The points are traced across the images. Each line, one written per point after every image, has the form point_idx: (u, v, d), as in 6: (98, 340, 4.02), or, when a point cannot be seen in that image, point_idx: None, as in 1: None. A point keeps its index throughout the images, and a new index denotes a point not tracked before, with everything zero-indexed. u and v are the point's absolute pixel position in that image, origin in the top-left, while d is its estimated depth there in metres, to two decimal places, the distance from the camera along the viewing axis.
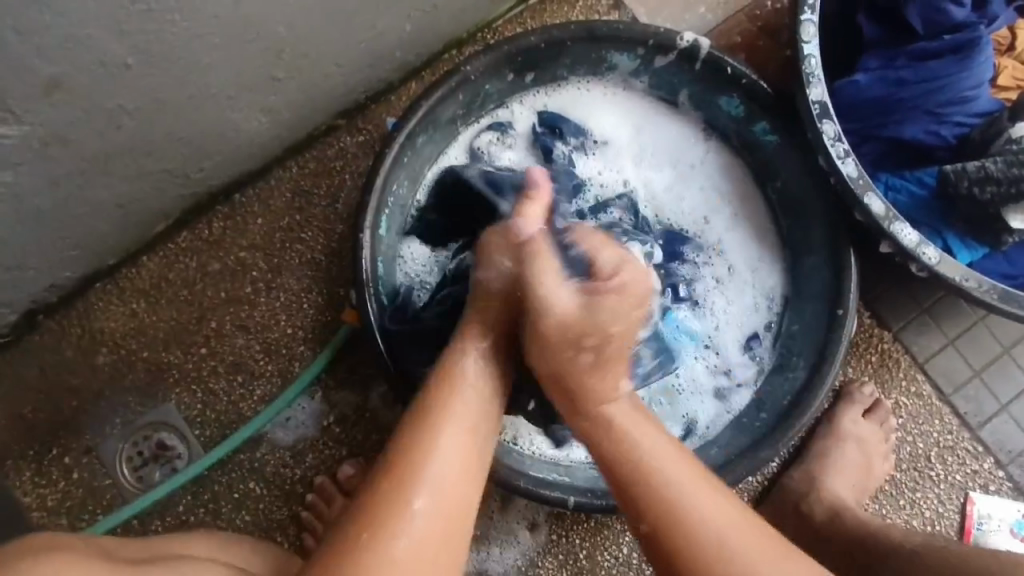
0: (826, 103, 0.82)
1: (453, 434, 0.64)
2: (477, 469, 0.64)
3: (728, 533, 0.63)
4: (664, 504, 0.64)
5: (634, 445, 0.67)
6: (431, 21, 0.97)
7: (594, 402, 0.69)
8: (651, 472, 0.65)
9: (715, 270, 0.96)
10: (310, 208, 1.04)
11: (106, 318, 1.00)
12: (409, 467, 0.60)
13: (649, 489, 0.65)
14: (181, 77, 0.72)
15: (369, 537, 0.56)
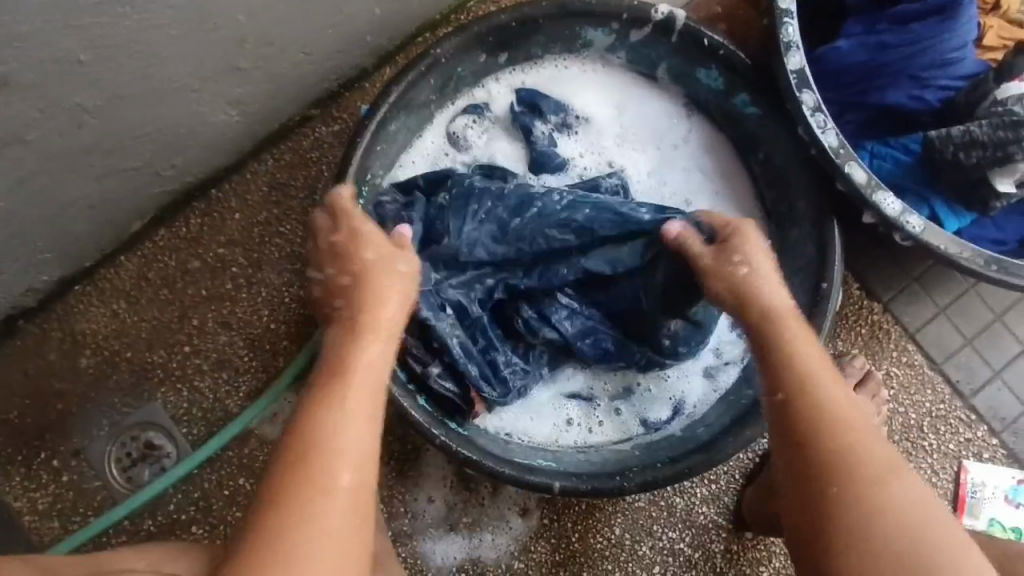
0: (804, 71, 0.79)
1: (361, 409, 0.55)
2: (370, 466, 0.53)
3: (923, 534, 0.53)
4: (865, 459, 0.55)
5: (805, 384, 0.59)
6: (400, 4, 0.94)
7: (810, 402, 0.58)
8: (850, 423, 0.57)
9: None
10: (288, 200, 1.02)
11: (86, 321, 0.99)
12: (289, 490, 0.50)
13: (855, 443, 0.56)
14: (140, 71, 0.70)
15: (268, 537, 0.49)
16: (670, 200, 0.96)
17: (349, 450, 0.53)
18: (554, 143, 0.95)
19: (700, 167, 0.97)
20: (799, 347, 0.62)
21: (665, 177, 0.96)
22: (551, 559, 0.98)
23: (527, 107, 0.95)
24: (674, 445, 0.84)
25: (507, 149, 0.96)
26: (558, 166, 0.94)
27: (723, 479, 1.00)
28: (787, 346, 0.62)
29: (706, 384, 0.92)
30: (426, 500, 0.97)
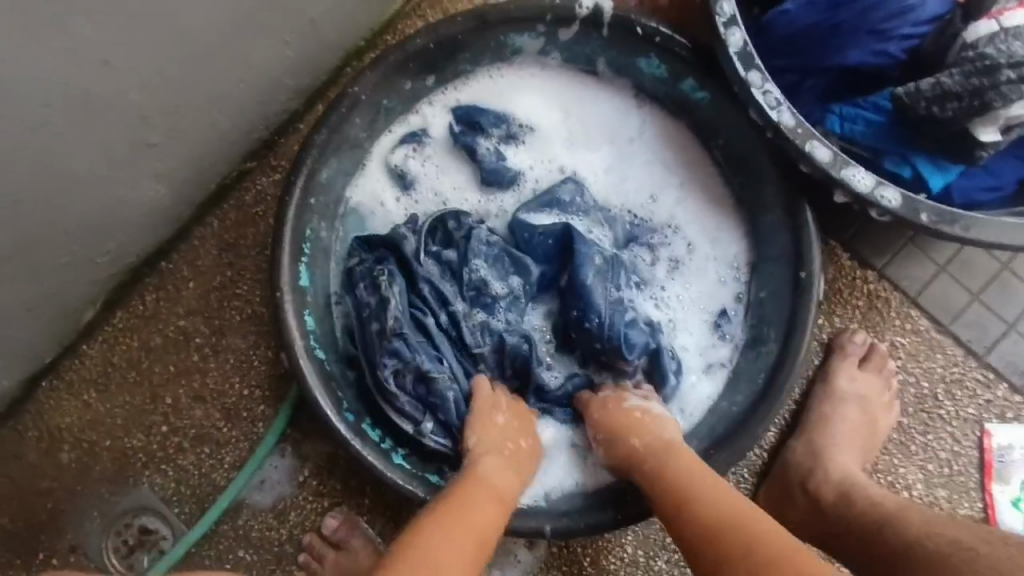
0: (747, 48, 0.73)
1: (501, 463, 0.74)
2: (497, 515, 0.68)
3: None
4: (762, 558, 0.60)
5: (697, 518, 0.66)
6: (316, 39, 0.89)
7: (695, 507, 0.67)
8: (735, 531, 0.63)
9: (675, 250, 0.88)
10: (241, 260, 0.98)
11: (60, 415, 0.97)
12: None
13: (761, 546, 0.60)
14: (35, 171, 0.67)
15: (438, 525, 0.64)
16: (634, 201, 0.89)
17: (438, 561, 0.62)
18: (502, 157, 0.88)
19: (661, 159, 0.90)
20: (677, 480, 0.70)
21: (626, 176, 0.90)
22: None
23: (467, 125, 0.88)
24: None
25: (455, 173, 0.89)
26: (509, 183, 0.88)
27: (733, 480, 0.92)
28: (677, 494, 0.69)
29: (696, 391, 0.86)
30: None
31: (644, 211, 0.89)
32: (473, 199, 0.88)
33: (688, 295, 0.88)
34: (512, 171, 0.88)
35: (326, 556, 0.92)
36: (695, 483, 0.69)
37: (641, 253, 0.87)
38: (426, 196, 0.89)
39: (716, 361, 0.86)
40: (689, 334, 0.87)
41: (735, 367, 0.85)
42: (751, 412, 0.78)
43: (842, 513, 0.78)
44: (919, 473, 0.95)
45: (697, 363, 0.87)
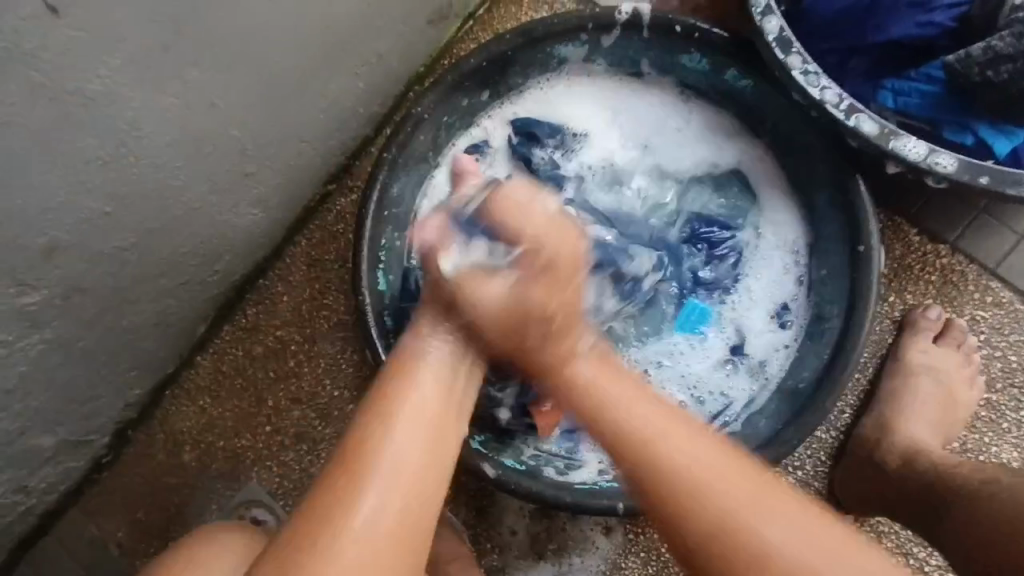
0: (785, 33, 0.75)
1: (416, 414, 0.58)
2: (410, 525, 0.53)
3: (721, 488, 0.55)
4: (694, 491, 0.54)
5: (645, 451, 0.57)
6: (381, 70, 0.98)
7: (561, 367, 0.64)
8: (674, 465, 0.55)
9: (732, 242, 0.91)
10: (327, 274, 1.09)
11: (181, 419, 1.10)
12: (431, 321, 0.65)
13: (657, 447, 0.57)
14: (160, 203, 0.79)
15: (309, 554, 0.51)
16: (693, 193, 0.92)
17: (419, 403, 0.59)
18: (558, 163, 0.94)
19: (710, 149, 0.93)
20: (612, 395, 0.61)
21: (676, 168, 0.93)
22: (644, 572, 0.97)
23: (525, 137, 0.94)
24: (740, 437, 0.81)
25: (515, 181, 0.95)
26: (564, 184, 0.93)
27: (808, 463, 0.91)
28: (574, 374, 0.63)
29: (758, 378, 0.87)
30: (509, 533, 0.99)
31: (697, 203, 0.92)
32: None
33: (745, 287, 0.90)
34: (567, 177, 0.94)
35: None
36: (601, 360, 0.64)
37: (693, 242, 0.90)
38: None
39: (778, 345, 0.88)
40: (750, 321, 0.89)
41: (800, 347, 0.86)
42: (818, 385, 0.78)
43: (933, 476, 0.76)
44: (1015, 451, 0.90)
45: (757, 345, 0.88)
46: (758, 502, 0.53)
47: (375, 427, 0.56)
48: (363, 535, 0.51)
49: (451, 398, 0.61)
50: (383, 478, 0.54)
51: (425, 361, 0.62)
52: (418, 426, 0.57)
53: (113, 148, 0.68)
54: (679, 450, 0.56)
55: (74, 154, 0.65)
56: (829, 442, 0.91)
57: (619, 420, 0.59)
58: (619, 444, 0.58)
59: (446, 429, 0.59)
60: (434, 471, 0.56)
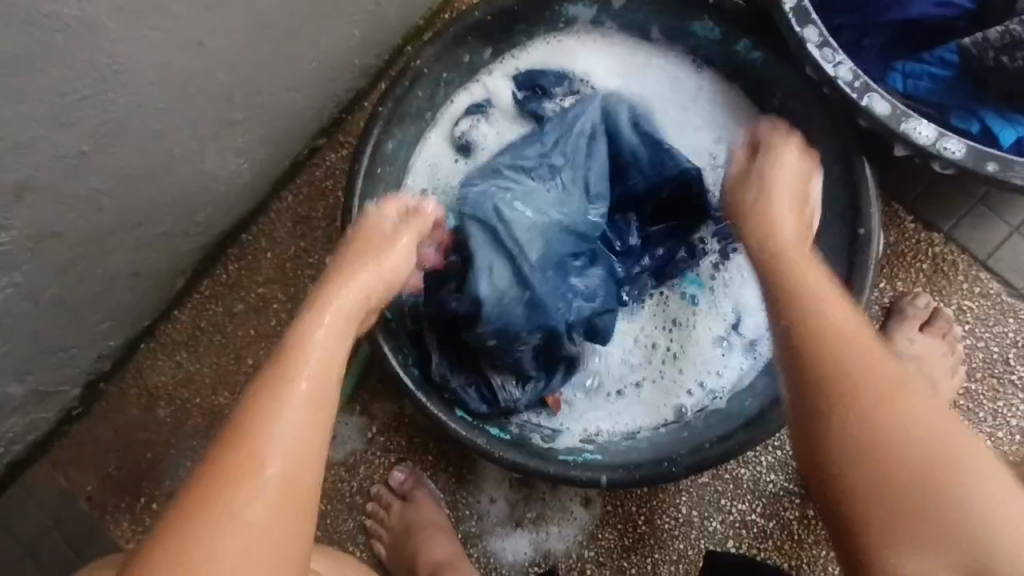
0: (803, 4, 0.73)
1: (287, 410, 0.52)
2: (287, 511, 0.50)
3: (927, 436, 0.50)
4: (887, 428, 0.50)
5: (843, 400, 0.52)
6: (380, 20, 0.94)
7: (814, 297, 0.57)
8: (866, 389, 0.52)
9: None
10: (313, 231, 1.06)
11: (157, 374, 1.07)
12: (311, 317, 0.59)
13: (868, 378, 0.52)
14: (140, 146, 0.74)
15: (183, 549, 0.47)
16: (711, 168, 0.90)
17: (290, 410, 0.52)
18: None
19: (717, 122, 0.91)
20: (851, 356, 0.53)
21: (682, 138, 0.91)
22: (621, 544, 0.97)
23: (529, 91, 0.92)
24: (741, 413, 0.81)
25: (514, 142, 0.93)
26: None
27: None
28: (805, 291, 0.57)
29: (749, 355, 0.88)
30: (489, 501, 0.99)
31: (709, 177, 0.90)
32: None
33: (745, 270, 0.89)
34: None
35: (393, 505, 0.98)
36: (811, 281, 0.59)
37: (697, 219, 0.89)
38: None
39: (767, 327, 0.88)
40: (742, 301, 0.89)
41: None
42: None
43: None
44: (987, 439, 0.92)
45: (749, 328, 0.88)
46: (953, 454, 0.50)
47: (254, 420, 0.51)
48: (230, 544, 0.47)
49: (322, 370, 0.55)
50: (263, 476, 0.50)
51: (306, 347, 0.56)
52: (302, 416, 0.52)
53: (93, 81, 0.64)
54: (878, 385, 0.52)
55: (49, 85, 0.61)
56: None
57: (833, 357, 0.53)
58: (810, 371, 0.53)
59: (324, 406, 0.54)
60: (306, 468, 0.51)
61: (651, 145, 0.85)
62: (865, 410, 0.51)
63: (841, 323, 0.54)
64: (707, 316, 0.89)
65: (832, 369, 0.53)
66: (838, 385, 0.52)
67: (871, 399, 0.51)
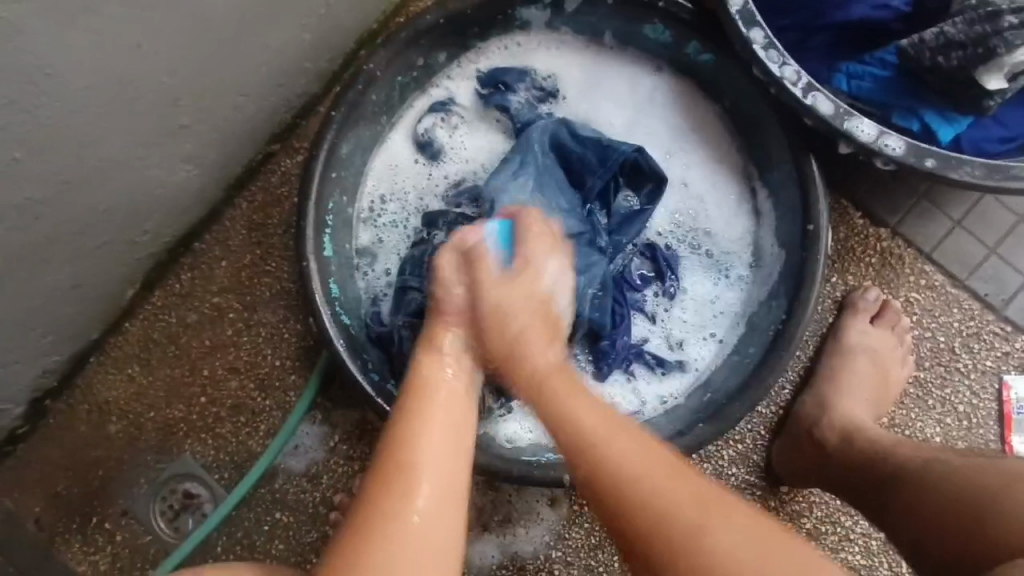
0: (748, 7, 0.74)
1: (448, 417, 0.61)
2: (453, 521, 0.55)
3: (705, 534, 0.53)
4: (641, 524, 0.55)
5: (596, 460, 0.58)
6: (332, 23, 0.92)
7: (530, 376, 0.67)
8: (597, 462, 0.58)
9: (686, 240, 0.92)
10: (269, 238, 1.03)
11: (107, 389, 1.03)
12: (429, 352, 0.67)
13: (646, 511, 0.55)
14: (78, 153, 0.72)
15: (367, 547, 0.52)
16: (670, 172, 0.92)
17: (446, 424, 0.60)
18: (534, 111, 0.92)
19: (675, 123, 0.92)
20: (564, 405, 0.63)
21: (642, 137, 0.92)
22: (589, 542, 0.98)
23: (490, 87, 0.92)
24: (702, 408, 0.83)
25: (480, 141, 0.93)
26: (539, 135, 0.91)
27: (749, 436, 0.95)
28: (558, 410, 0.63)
29: (713, 347, 0.89)
30: None
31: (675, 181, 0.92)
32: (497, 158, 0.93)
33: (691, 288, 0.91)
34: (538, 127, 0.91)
35: None
36: (557, 390, 0.65)
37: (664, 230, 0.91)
38: (453, 173, 0.93)
39: (723, 329, 0.90)
40: (697, 301, 0.91)
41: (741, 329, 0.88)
42: (761, 363, 0.80)
43: (849, 454, 0.82)
44: (937, 426, 0.95)
45: (692, 347, 0.90)
46: (681, 525, 0.54)
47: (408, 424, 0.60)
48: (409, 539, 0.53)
49: (451, 406, 0.63)
50: (422, 498, 0.55)
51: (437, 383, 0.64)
52: (444, 443, 0.59)
53: (23, 86, 0.61)
54: (612, 444, 0.59)
55: None
56: (769, 416, 0.95)
57: (568, 424, 0.61)
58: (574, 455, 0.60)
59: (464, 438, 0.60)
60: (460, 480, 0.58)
61: (595, 144, 0.87)
62: (617, 502, 0.57)
63: (563, 408, 0.63)
64: (677, 322, 0.91)
65: (578, 441, 0.60)
66: (593, 464, 0.58)
67: (616, 488, 0.57)
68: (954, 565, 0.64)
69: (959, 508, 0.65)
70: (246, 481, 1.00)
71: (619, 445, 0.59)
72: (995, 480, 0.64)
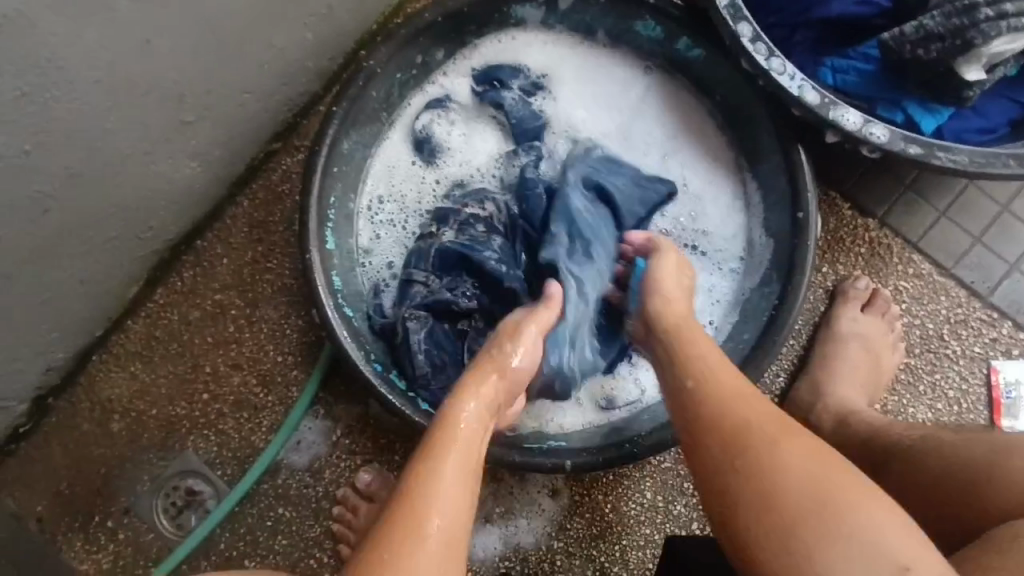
0: (737, 2, 0.77)
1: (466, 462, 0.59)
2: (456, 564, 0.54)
3: (803, 475, 0.55)
4: (764, 459, 0.57)
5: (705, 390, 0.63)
6: (333, 23, 0.95)
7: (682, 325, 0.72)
8: (708, 395, 0.63)
9: (682, 234, 0.94)
10: (270, 235, 1.05)
11: (110, 387, 1.04)
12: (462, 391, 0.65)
13: (754, 444, 0.58)
14: (86, 146, 0.74)
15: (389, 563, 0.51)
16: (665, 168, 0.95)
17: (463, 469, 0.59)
18: (529, 107, 0.94)
19: (667, 118, 0.95)
20: (697, 353, 0.68)
21: (637, 133, 0.95)
22: (589, 532, 0.99)
23: (486, 83, 0.94)
24: None
25: (479, 136, 0.96)
26: (538, 130, 0.94)
27: None
28: (687, 357, 0.68)
29: (708, 334, 0.91)
30: None
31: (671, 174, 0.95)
32: (497, 153, 0.95)
33: (688, 277, 0.93)
34: (534, 122, 0.94)
35: (359, 508, 0.97)
36: (695, 346, 0.69)
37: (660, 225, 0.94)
38: (452, 167, 0.95)
39: (718, 317, 0.92)
40: (693, 293, 0.93)
41: (736, 317, 0.90)
42: (755, 347, 0.82)
43: (842, 436, 0.83)
44: (928, 411, 0.97)
45: None
46: (807, 462, 0.56)
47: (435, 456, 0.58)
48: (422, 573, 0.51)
49: (473, 446, 0.61)
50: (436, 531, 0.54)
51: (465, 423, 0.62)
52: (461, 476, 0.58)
53: (35, 78, 0.63)
54: (731, 398, 0.62)
55: None
56: None
57: (699, 365, 0.66)
58: (694, 386, 0.64)
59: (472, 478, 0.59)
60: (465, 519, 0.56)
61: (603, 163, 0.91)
62: (740, 439, 0.59)
63: (707, 352, 0.68)
64: None
65: (708, 385, 0.64)
66: (707, 397, 0.63)
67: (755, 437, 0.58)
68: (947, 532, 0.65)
69: (954, 488, 0.65)
70: (248, 477, 1.01)
71: (724, 384, 0.63)
72: (986, 454, 0.64)
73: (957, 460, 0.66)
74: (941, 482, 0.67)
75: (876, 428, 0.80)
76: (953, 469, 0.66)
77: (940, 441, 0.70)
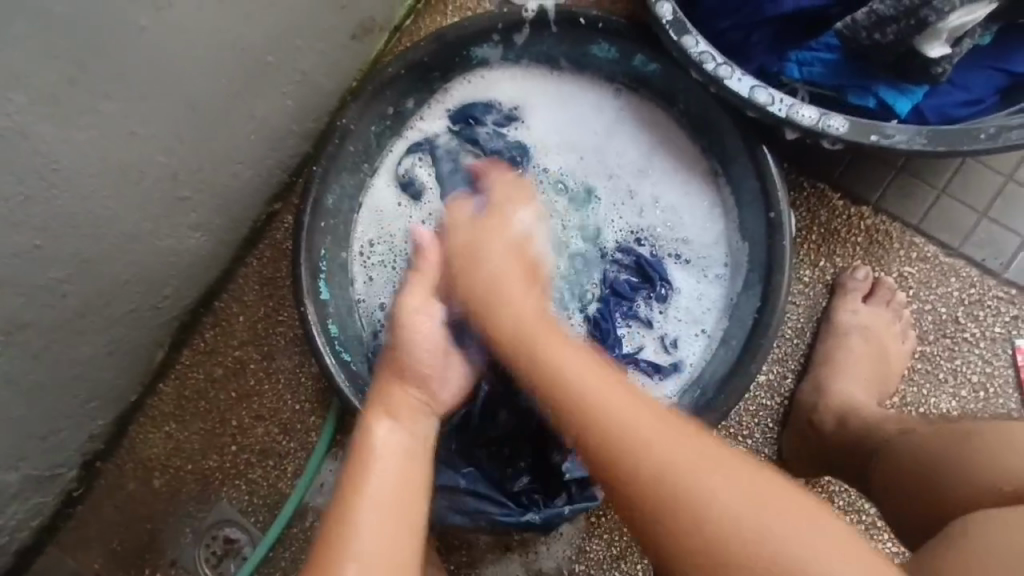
0: (678, 15, 0.79)
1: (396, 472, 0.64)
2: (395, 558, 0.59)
3: (728, 488, 0.55)
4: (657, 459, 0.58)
5: (583, 407, 0.61)
6: (311, 88, 1.01)
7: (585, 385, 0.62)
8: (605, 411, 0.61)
9: (664, 246, 0.94)
10: (280, 291, 1.11)
11: (149, 446, 1.12)
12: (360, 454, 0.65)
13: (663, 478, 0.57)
14: (93, 234, 0.81)
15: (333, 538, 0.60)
16: (644, 182, 0.96)
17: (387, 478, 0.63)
18: (504, 139, 0.98)
19: (640, 133, 0.97)
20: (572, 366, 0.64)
21: (611, 150, 0.97)
22: (609, 553, 0.99)
23: (462, 122, 0.98)
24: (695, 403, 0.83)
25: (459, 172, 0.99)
26: (515, 160, 0.97)
27: (757, 431, 0.94)
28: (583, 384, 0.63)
29: (701, 341, 0.91)
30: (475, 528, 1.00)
31: (650, 187, 0.96)
32: None
33: (677, 288, 0.93)
34: (510, 155, 0.97)
35: None
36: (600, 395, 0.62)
37: (641, 239, 0.94)
38: (436, 206, 0.99)
39: (708, 326, 0.91)
40: (683, 303, 0.93)
41: (727, 322, 0.90)
42: (744, 350, 0.81)
43: (840, 437, 0.83)
44: (952, 400, 0.93)
45: (683, 346, 0.92)
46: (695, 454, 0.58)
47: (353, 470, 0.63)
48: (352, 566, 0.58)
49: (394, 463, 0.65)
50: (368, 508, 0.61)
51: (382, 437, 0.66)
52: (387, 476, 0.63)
53: (36, 181, 0.71)
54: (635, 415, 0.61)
55: None
56: (775, 408, 0.95)
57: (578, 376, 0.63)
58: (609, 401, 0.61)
59: (407, 507, 0.62)
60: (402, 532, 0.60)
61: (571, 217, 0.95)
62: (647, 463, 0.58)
63: (616, 395, 0.62)
64: (671, 324, 0.93)
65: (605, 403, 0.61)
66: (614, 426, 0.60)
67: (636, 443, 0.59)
68: (927, 517, 0.66)
69: (928, 477, 0.67)
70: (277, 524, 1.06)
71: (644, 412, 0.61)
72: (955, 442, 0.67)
73: (929, 450, 0.69)
74: (914, 472, 0.69)
75: (872, 427, 0.80)
76: (927, 458, 0.68)
77: (918, 434, 0.72)
